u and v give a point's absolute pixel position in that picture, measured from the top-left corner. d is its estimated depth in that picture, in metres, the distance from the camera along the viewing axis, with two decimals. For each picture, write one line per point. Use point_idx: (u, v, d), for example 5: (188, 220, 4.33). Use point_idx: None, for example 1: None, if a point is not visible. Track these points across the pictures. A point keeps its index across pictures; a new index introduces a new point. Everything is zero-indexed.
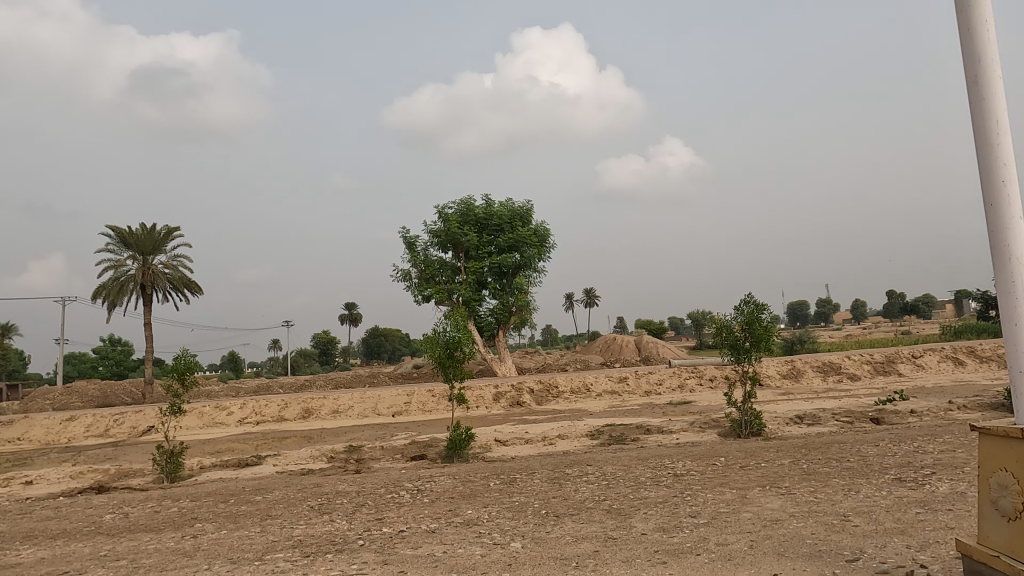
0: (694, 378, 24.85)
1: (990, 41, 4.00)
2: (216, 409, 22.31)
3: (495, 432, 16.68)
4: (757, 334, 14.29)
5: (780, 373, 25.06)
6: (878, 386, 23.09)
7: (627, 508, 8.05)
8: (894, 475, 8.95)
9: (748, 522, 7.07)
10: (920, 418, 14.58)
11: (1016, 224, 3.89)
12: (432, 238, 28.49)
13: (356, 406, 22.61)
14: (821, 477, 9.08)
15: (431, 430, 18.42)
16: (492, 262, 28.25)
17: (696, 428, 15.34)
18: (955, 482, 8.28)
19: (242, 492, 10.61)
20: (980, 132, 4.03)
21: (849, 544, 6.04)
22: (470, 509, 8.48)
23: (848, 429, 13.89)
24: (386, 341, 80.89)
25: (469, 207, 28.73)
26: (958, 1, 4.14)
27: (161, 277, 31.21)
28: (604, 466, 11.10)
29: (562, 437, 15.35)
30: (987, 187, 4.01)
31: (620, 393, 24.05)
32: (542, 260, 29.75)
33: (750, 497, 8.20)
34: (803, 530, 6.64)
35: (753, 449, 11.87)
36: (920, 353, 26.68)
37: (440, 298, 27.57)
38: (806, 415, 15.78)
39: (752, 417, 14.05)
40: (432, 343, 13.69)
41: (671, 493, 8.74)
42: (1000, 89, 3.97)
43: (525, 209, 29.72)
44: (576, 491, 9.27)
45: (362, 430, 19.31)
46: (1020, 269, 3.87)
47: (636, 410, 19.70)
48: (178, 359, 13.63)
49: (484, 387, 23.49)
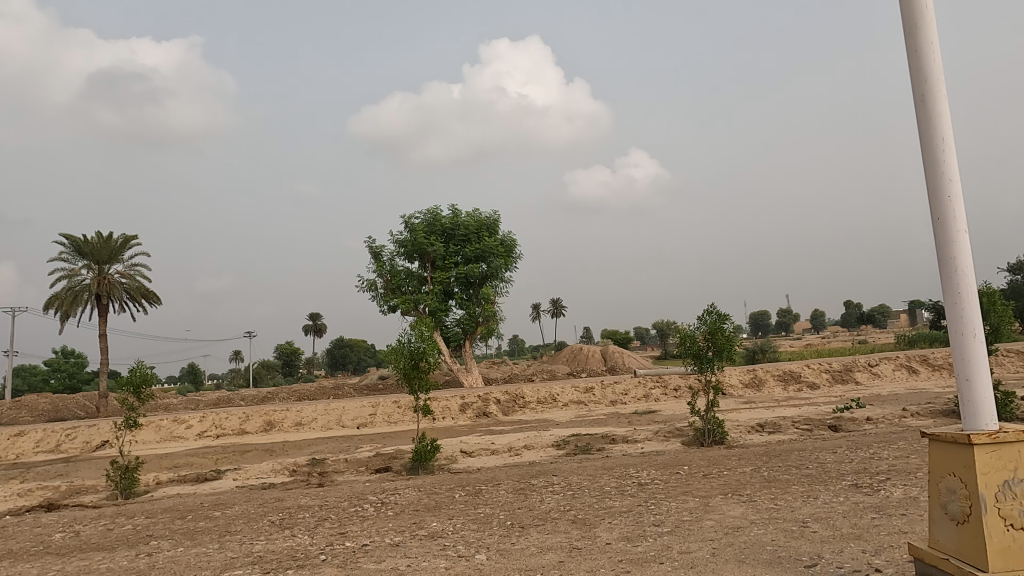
0: (659, 388, 25.08)
1: (936, 60, 4.17)
2: (174, 422, 21.72)
3: (461, 443, 16.62)
4: (719, 344, 14.52)
5: (743, 383, 25.51)
6: (835, 394, 23.67)
7: (592, 518, 8.10)
8: (851, 481, 9.18)
9: (710, 530, 7.17)
10: (876, 425, 15.00)
11: (961, 239, 4.04)
12: (398, 248, 28.28)
13: (320, 418, 22.28)
14: (781, 484, 9.26)
15: (396, 443, 18.25)
16: (458, 272, 28.22)
17: (660, 437, 15.49)
18: (909, 487, 8.53)
19: (201, 508, 10.36)
20: (927, 147, 4.19)
21: (807, 549, 6.18)
22: (436, 521, 8.41)
23: (807, 436, 14.21)
24: (350, 351, 79.82)
25: (436, 216, 28.64)
26: (906, 22, 4.31)
27: (118, 286, 30.38)
28: (570, 476, 11.14)
29: (529, 448, 15.37)
30: (935, 202, 4.16)
31: (586, 403, 24.20)
32: (509, 270, 29.84)
33: (713, 506, 8.32)
34: (763, 537, 6.76)
35: (716, 458, 12.01)
36: (876, 362, 27.47)
37: (406, 308, 27.37)
38: (767, 424, 16.10)
39: (715, 425, 14.25)
40: (397, 353, 13.59)
41: (636, 502, 8.80)
42: (945, 107, 4.14)
43: (492, 219, 29.78)
44: (542, 501, 9.28)
45: (325, 443, 19.01)
46: (965, 280, 4.03)
47: (602, 421, 19.84)
48: (133, 371, 13.25)
49: (450, 398, 23.38)
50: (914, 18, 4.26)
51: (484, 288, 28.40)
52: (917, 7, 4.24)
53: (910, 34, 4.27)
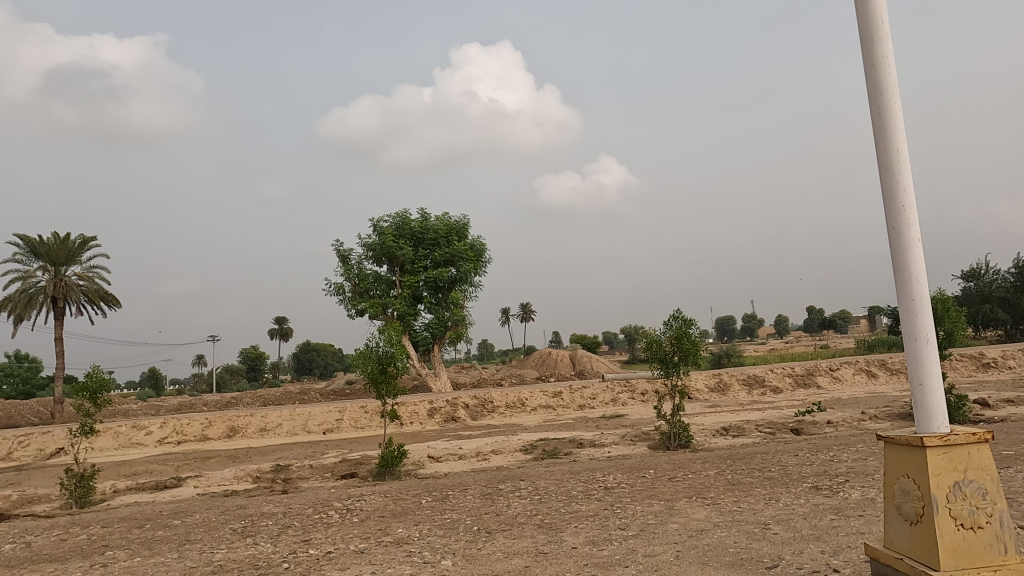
0: (626, 392, 25.28)
1: (891, 72, 4.30)
2: (134, 429, 21.16)
3: (429, 448, 16.52)
4: (685, 349, 14.71)
5: (708, 387, 25.87)
6: (797, 397, 24.16)
7: (559, 522, 8.12)
8: (812, 483, 9.38)
9: (674, 533, 7.25)
10: (836, 428, 15.36)
11: (915, 246, 4.16)
12: (367, 251, 28.02)
13: (285, 423, 21.94)
14: (744, 487, 9.42)
15: (362, 448, 18.06)
16: (427, 276, 28.08)
17: (627, 441, 15.62)
18: (866, 489, 8.75)
19: (159, 517, 10.10)
20: (883, 156, 4.30)
21: (767, 551, 6.30)
22: (401, 528, 8.35)
23: (770, 440, 14.46)
24: (317, 356, 78.80)
25: (405, 220, 28.44)
26: (863, 35, 4.43)
27: (75, 288, 29.52)
28: (537, 481, 11.16)
29: (496, 452, 15.35)
30: (890, 210, 4.28)
31: (554, 407, 24.26)
32: (478, 275, 29.80)
33: (677, 509, 8.41)
34: (726, 539, 6.86)
35: (681, 461, 12.15)
36: (837, 367, 28.10)
37: (374, 312, 27.13)
38: (731, 427, 16.35)
39: (681, 429, 14.42)
40: (365, 358, 13.44)
41: (602, 506, 8.86)
42: (899, 119, 4.27)
43: (461, 224, 29.73)
44: (509, 506, 9.27)
45: (290, 449, 18.72)
46: (919, 286, 4.15)
47: (570, 425, 19.91)
48: (89, 376, 12.87)
49: (418, 402, 23.24)
50: (872, 30, 4.37)
51: (453, 292, 28.33)
52: (874, 20, 4.36)
53: (866, 46, 4.39)
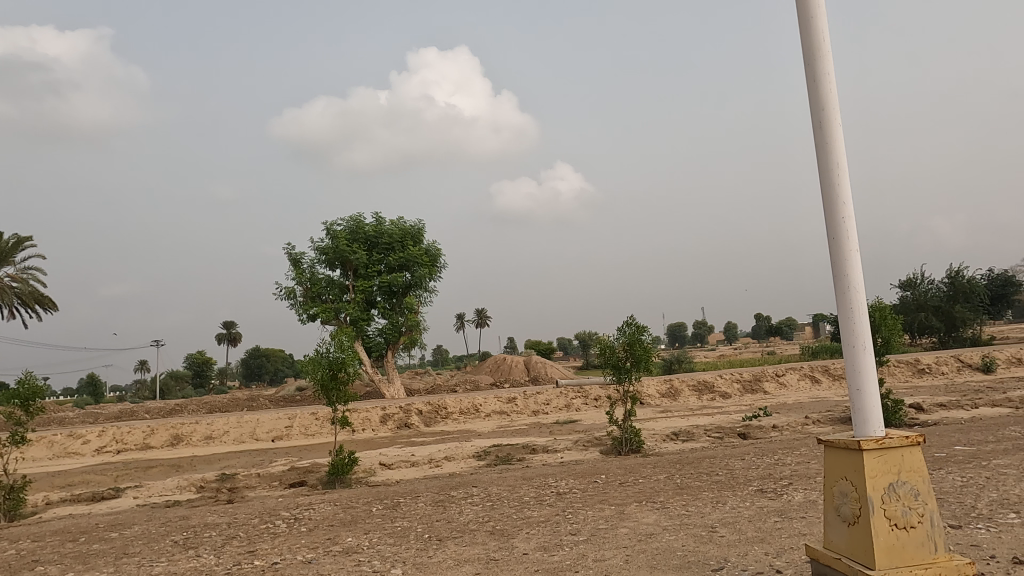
0: (580, 398, 25.48)
1: (831, 90, 4.45)
2: (70, 437, 20.25)
3: (381, 455, 16.31)
4: (637, 355, 14.92)
5: (659, 393, 26.28)
6: (745, 403, 24.77)
7: (510, 528, 8.12)
8: (757, 486, 9.61)
9: (624, 537, 7.33)
10: (781, 432, 15.80)
11: (853, 257, 4.32)
12: (319, 255, 27.53)
13: (232, 431, 21.34)
14: (693, 491, 9.59)
15: (313, 456, 17.71)
16: (381, 281, 27.79)
17: (580, 447, 15.73)
18: (808, 491, 9.02)
19: (96, 529, 9.68)
20: (824, 170, 4.46)
21: (714, 554, 6.41)
22: (351, 536, 8.21)
23: (718, 444, 14.78)
24: (267, 362, 77.02)
25: (359, 224, 28.05)
26: (806, 52, 4.56)
27: (8, 290, 28.19)
28: (490, 487, 11.13)
29: (449, 459, 15.26)
30: (830, 222, 4.42)
31: (508, 413, 24.27)
32: (433, 280, 29.65)
33: (627, 513, 8.51)
34: (674, 542, 6.97)
35: (632, 466, 12.30)
36: (783, 372, 28.94)
37: (326, 317, 26.67)
38: (681, 432, 16.63)
39: (632, 434, 14.61)
40: (315, 363, 13.19)
41: (553, 512, 8.90)
42: (839, 135, 4.43)
43: (416, 228, 29.53)
44: (460, 513, 9.21)
45: (237, 457, 18.21)
46: (857, 295, 4.30)
47: (523, 431, 19.95)
48: (21, 383, 12.28)
49: (371, 409, 22.94)
50: (814, 48, 4.50)
51: (407, 297, 28.10)
52: (817, 39, 4.49)
53: (809, 64, 4.53)
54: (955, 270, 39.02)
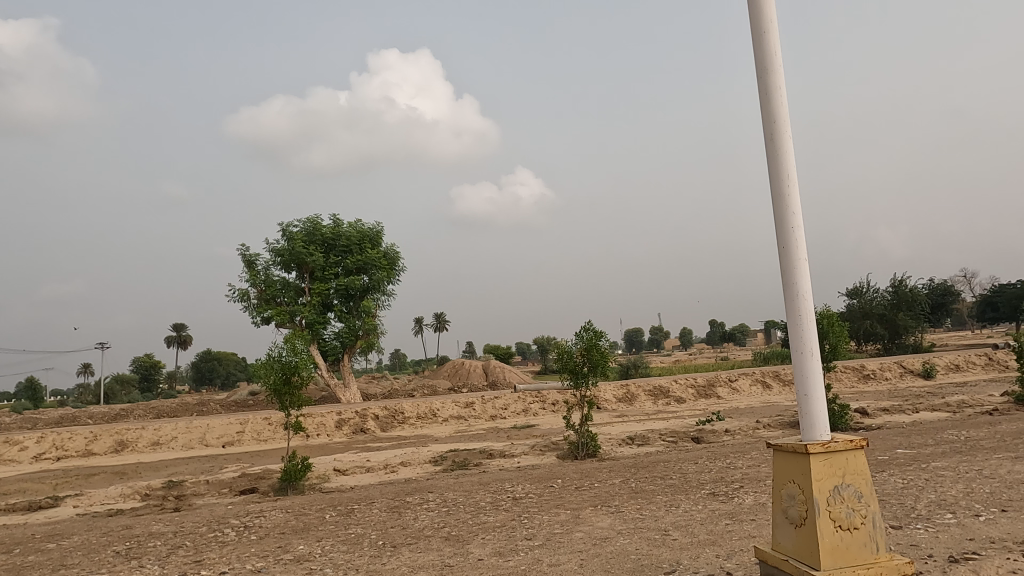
0: (538, 403, 25.54)
1: (782, 104, 4.57)
2: (5, 444, 19.34)
3: (335, 461, 16.05)
4: (594, 360, 15.05)
5: (616, 397, 26.54)
6: (699, 407, 25.21)
7: (465, 534, 8.08)
8: (709, 490, 9.78)
9: (579, 541, 7.37)
10: (733, 436, 16.14)
11: (802, 266, 4.44)
12: (274, 257, 26.99)
13: (181, 436, 20.70)
14: (647, 495, 9.72)
15: (265, 462, 17.32)
16: (338, 284, 27.41)
17: (537, 451, 15.77)
18: (758, 494, 9.23)
19: (31, 541, 9.26)
20: (775, 182, 4.57)
21: (667, 557, 6.50)
22: (303, 544, 8.05)
23: (673, 448, 15.01)
24: (218, 365, 75.01)
25: (316, 226, 27.60)
26: (760, 64, 4.66)
27: None
28: (446, 492, 11.06)
29: (405, 464, 15.12)
30: (781, 232, 4.54)
31: (466, 418, 24.17)
32: (391, 284, 29.37)
33: (583, 518, 8.56)
34: (628, 546, 7.04)
35: (588, 470, 12.38)
36: (736, 378, 29.56)
37: (281, 320, 26.18)
38: (637, 436, 16.84)
39: (589, 439, 14.72)
40: (268, 367, 12.91)
41: (509, 517, 8.89)
42: (789, 149, 4.55)
43: (374, 231, 29.22)
44: (415, 519, 9.12)
45: (185, 464, 17.66)
46: (805, 303, 4.43)
47: (481, 435, 19.90)
48: None
49: (326, 413, 22.57)
50: (766, 63, 4.62)
51: (365, 300, 27.77)
52: (769, 55, 4.61)
53: (761, 79, 4.64)
54: (899, 279, 40.55)
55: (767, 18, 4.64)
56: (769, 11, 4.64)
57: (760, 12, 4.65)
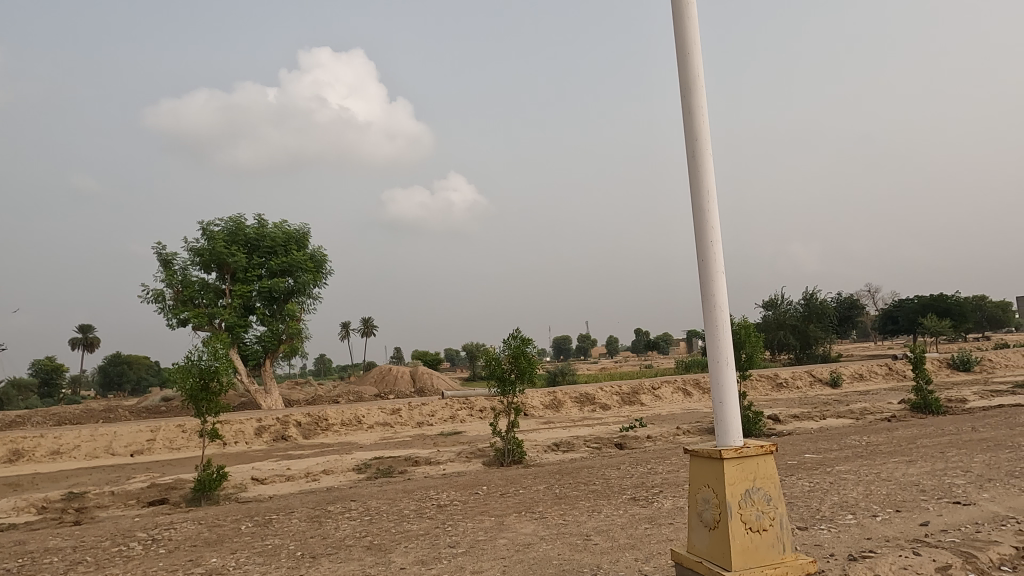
0: (465, 409, 25.47)
1: (704, 123, 4.76)
2: None
3: (253, 470, 15.48)
4: (521, 367, 15.17)
5: (543, 404, 26.81)
6: (623, 414, 25.78)
7: (388, 543, 7.97)
8: (630, 495, 10.02)
9: (503, 548, 7.40)
10: (654, 442, 16.60)
11: (719, 278, 4.63)
12: (193, 257, 25.83)
13: (84, 445, 19.47)
14: (570, 501, 9.85)
15: (178, 471, 16.51)
16: (261, 286, 26.51)
17: (463, 458, 15.71)
18: (676, 499, 9.53)
19: None
20: (696, 197, 4.74)
21: (588, 561, 6.61)
22: (216, 557, 7.73)
23: (596, 454, 15.30)
24: (129, 369, 71.10)
25: (239, 225, 26.63)
26: (683, 83, 4.83)
27: None
28: (369, 501, 10.86)
29: (327, 472, 14.76)
30: (701, 246, 4.70)
31: (391, 425, 23.80)
32: (318, 287, 28.67)
33: (507, 524, 8.60)
34: (550, 551, 7.12)
35: (514, 476, 12.44)
36: (659, 386, 30.42)
37: (199, 322, 25.09)
38: (562, 443, 17.07)
39: (514, 445, 14.80)
40: (184, 373, 12.32)
41: (433, 524, 8.83)
42: (710, 165, 4.74)
43: (301, 233, 28.45)
44: (336, 528, 8.92)
45: (89, 474, 16.61)
46: (722, 314, 4.61)
47: (407, 443, 19.64)
48: None
49: (245, 420, 21.75)
50: (690, 81, 4.79)
51: (290, 303, 26.98)
52: (692, 74, 4.78)
53: (685, 97, 4.80)
54: (811, 292, 42.79)
55: (692, 39, 4.81)
56: (693, 33, 4.81)
57: (685, 33, 4.82)
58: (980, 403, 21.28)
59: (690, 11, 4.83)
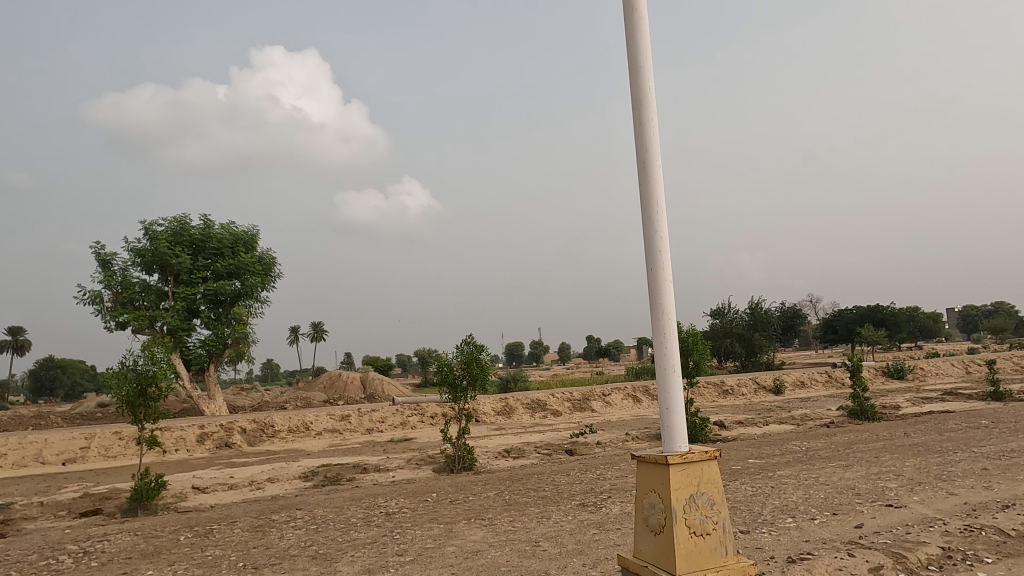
0: (416, 416, 25.22)
1: (654, 135, 4.86)
2: None
3: (194, 478, 14.97)
4: (473, 374, 15.12)
5: (494, 410, 26.78)
6: (573, 421, 25.98)
7: (334, 552, 7.82)
8: (579, 501, 10.11)
9: (451, 555, 7.36)
10: (604, 449, 16.78)
11: (667, 287, 4.71)
12: (134, 257, 24.89)
13: (11, 453, 18.47)
14: (519, 507, 9.87)
15: (113, 480, 15.84)
16: (206, 288, 25.75)
17: (413, 465, 15.55)
18: (624, 504, 9.66)
19: None
20: (645, 207, 4.83)
21: (536, 567, 6.64)
22: (152, 569, 7.46)
23: (547, 461, 15.36)
24: (62, 374, 67.99)
25: (184, 226, 25.80)
26: (634, 94, 4.92)
27: None
28: (315, 509, 10.64)
29: (272, 480, 14.40)
30: (650, 256, 4.78)
31: (340, 431, 23.39)
32: (266, 290, 27.99)
33: (456, 531, 8.55)
34: (499, 558, 7.12)
35: (464, 483, 12.38)
36: (609, 392, 30.76)
37: (139, 325, 24.19)
38: (513, 449, 17.08)
39: (465, 452, 14.74)
40: (120, 378, 11.84)
41: (381, 532, 8.71)
42: (659, 177, 4.83)
43: (249, 234, 27.77)
44: (281, 538, 8.71)
45: (16, 484, 15.77)
46: (669, 322, 4.70)
47: (356, 449, 19.33)
48: None
49: (186, 427, 21.05)
50: (640, 94, 4.88)
51: (236, 307, 26.26)
52: (642, 86, 4.87)
53: (635, 109, 4.89)
54: (755, 302, 44.03)
55: (642, 54, 4.90)
56: (644, 47, 4.91)
57: (637, 47, 4.91)
58: (912, 410, 22.25)
59: (641, 27, 4.93)
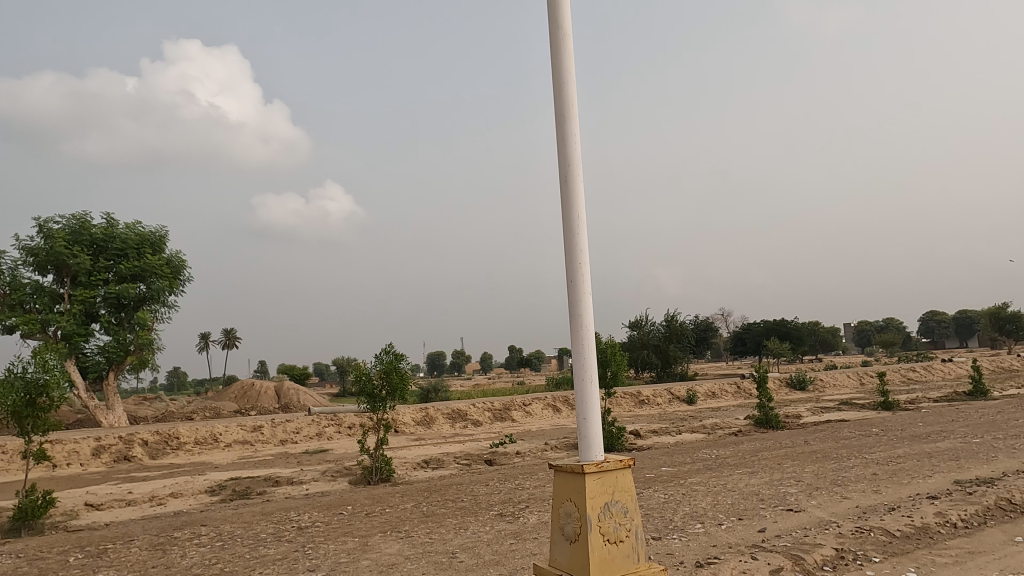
0: (333, 426, 24.55)
1: (576, 150, 4.97)
2: None
3: (87, 494, 13.97)
4: (392, 383, 14.87)
5: (414, 420, 26.44)
6: (493, 431, 25.99)
7: (241, 570, 7.48)
8: (497, 511, 10.11)
9: (365, 570, 7.19)
10: (523, 458, 16.86)
11: (585, 298, 4.81)
12: (25, 256, 23.08)
13: None
14: (437, 518, 9.77)
15: None
16: (108, 291, 24.21)
17: (328, 477, 15.11)
18: (541, 514, 9.74)
19: None
20: (567, 220, 4.92)
21: None
22: None
23: (465, 471, 15.29)
24: None
25: (83, 224, 24.19)
26: (557, 108, 5.03)
27: None
28: (221, 525, 10.16)
29: (175, 495, 13.63)
30: (571, 268, 4.87)
31: (251, 443, 22.45)
32: (174, 295, 26.60)
33: (371, 545, 8.37)
34: (415, 570, 7.02)
35: (380, 495, 12.14)
36: (530, 402, 31.00)
37: (30, 330, 22.42)
38: (432, 460, 16.91)
39: (383, 463, 14.44)
40: (5, 387, 10.93)
41: (292, 548, 8.41)
42: (580, 191, 4.94)
43: (157, 236, 26.36)
44: (183, 557, 8.26)
45: None
46: (587, 333, 4.80)
47: (268, 462, 18.60)
48: None
49: (80, 440, 19.64)
50: (564, 109, 4.98)
51: (141, 311, 24.81)
52: (565, 100, 4.98)
53: (558, 123, 5.00)
54: (671, 315, 45.59)
55: (566, 70, 5.01)
56: (568, 63, 5.03)
57: (562, 62, 5.01)
58: (812, 419, 23.58)
59: (566, 41, 5.04)
